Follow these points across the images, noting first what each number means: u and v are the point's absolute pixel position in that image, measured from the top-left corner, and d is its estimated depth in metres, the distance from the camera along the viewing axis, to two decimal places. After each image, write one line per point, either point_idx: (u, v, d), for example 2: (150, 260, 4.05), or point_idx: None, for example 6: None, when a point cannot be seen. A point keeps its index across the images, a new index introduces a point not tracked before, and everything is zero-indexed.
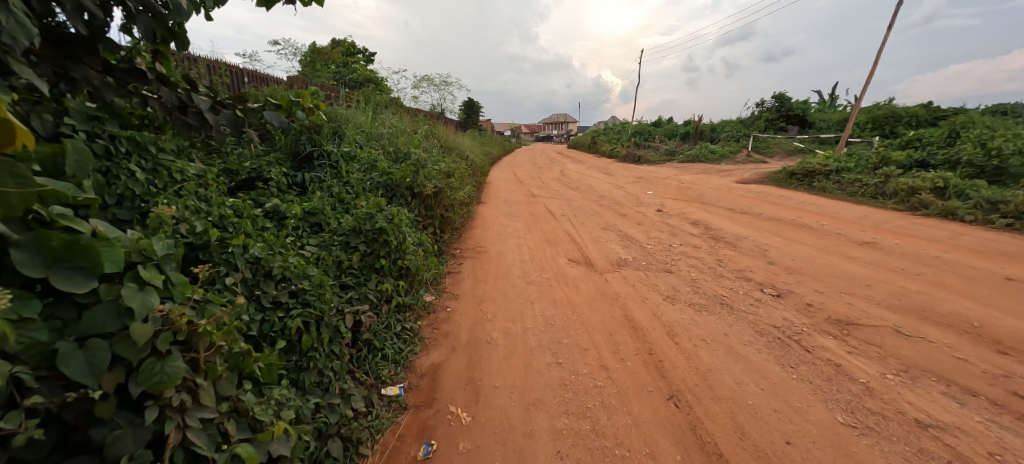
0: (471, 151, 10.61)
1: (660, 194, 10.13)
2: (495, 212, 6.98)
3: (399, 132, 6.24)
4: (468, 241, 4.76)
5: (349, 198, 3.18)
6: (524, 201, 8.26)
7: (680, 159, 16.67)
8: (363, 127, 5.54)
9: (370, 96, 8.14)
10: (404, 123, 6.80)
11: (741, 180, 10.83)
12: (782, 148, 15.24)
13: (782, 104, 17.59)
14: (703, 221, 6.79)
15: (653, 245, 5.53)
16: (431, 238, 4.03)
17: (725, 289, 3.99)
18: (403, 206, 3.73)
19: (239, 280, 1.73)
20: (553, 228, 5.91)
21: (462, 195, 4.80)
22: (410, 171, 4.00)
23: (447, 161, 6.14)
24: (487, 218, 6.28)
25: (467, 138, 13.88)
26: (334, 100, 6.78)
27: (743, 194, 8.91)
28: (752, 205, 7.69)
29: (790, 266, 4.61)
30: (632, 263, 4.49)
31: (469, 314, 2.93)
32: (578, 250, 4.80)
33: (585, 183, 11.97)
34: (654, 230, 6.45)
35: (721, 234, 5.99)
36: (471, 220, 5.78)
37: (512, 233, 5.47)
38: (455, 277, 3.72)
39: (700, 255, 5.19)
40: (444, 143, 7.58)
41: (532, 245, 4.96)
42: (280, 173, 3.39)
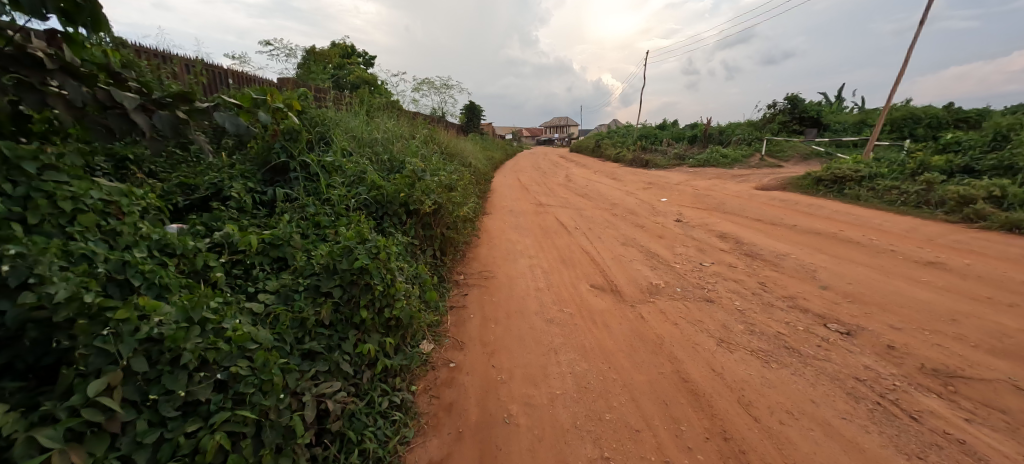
0: (473, 157, 9.97)
1: (676, 201, 9.47)
2: (501, 225, 6.34)
3: (394, 137, 5.61)
4: (473, 264, 4.11)
5: (327, 222, 2.54)
6: (532, 211, 7.61)
7: (690, 163, 16.02)
8: (354, 132, 4.93)
9: (364, 99, 7.50)
10: (400, 128, 6.17)
11: (761, 186, 10.17)
12: (797, 152, 14.62)
13: (795, 106, 16.96)
14: (732, 234, 6.12)
15: (682, 264, 4.87)
16: (430, 264, 3.38)
17: (781, 324, 3.33)
18: (395, 227, 3.10)
19: (118, 383, 1.09)
20: (567, 244, 5.25)
21: (466, 210, 4.16)
22: (405, 184, 3.35)
23: (448, 170, 5.51)
24: (492, 233, 5.62)
25: (468, 142, 13.23)
26: (324, 103, 6.15)
27: (767, 202, 8.25)
28: (782, 215, 7.04)
29: (849, 292, 3.95)
30: (665, 289, 3.83)
31: (479, 373, 2.28)
32: (600, 271, 4.14)
33: (594, 190, 11.33)
34: (679, 245, 5.78)
35: (757, 250, 5.32)
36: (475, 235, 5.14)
37: (523, 251, 4.81)
38: (459, 313, 3.07)
39: (739, 277, 4.53)
40: (444, 149, 6.94)
41: (546, 266, 4.31)
42: (242, 189, 2.77)
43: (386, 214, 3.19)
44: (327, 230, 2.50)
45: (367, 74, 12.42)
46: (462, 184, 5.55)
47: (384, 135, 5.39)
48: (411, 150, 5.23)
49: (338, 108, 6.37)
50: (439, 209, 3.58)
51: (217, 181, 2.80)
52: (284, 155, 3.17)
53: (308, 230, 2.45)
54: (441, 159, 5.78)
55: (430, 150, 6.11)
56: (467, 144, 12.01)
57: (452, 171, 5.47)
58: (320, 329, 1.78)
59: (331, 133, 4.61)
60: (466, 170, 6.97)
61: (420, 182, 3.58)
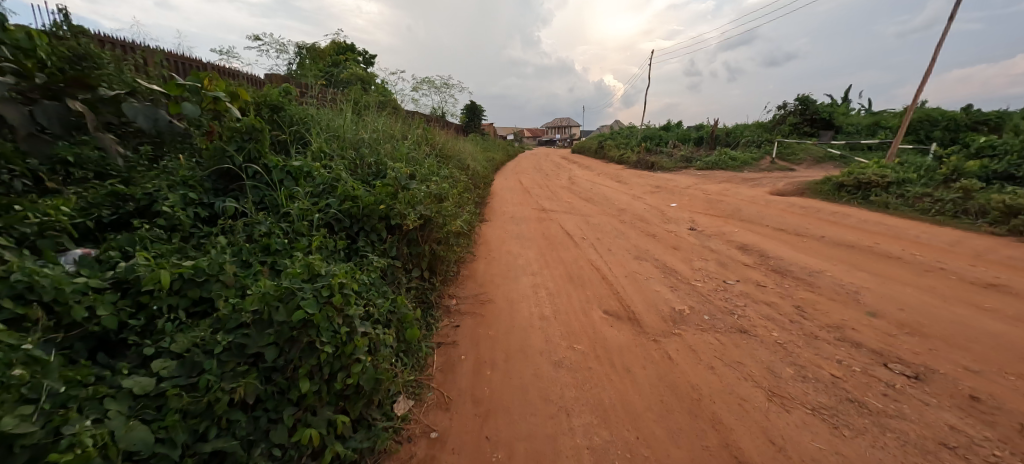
0: (472, 158, 9.44)
1: (687, 207, 8.91)
2: (500, 234, 5.82)
3: (382, 137, 5.08)
4: (467, 284, 3.58)
5: (281, 246, 2.04)
6: (534, 218, 7.07)
7: (697, 165, 15.46)
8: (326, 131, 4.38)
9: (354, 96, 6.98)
10: (389, 127, 5.63)
11: (776, 191, 9.60)
12: (810, 155, 14.06)
13: (806, 107, 16.40)
14: (754, 246, 5.58)
15: (704, 282, 4.33)
16: (416, 288, 2.85)
17: (834, 365, 2.79)
18: (370, 248, 2.58)
19: None
20: (573, 257, 4.70)
21: (460, 222, 3.63)
22: (385, 192, 2.82)
23: (442, 176, 4.99)
24: (491, 244, 5.08)
25: (467, 143, 12.68)
26: (306, 100, 5.62)
27: (786, 209, 7.70)
28: (806, 224, 6.49)
29: (904, 321, 3.40)
30: (691, 316, 3.30)
31: (469, 449, 1.76)
32: (614, 293, 3.60)
33: (599, 194, 10.80)
34: (697, 258, 5.23)
35: (785, 266, 4.77)
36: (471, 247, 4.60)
37: (524, 266, 4.27)
38: (448, 351, 2.55)
39: (771, 299, 3.99)
40: (440, 151, 6.41)
41: (552, 285, 3.77)
42: (181, 200, 2.26)
43: (361, 230, 2.68)
44: (280, 255, 1.99)
45: (362, 71, 11.90)
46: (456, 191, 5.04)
47: (359, 132, 4.81)
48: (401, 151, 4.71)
49: (325, 105, 5.86)
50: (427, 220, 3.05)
51: (154, 190, 2.27)
52: (241, 158, 2.65)
53: (253, 256, 1.95)
54: (436, 164, 5.27)
55: (423, 151, 5.58)
56: (466, 145, 11.47)
57: (445, 177, 4.96)
58: (238, 413, 1.29)
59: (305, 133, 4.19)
60: (463, 173, 6.42)
61: (405, 190, 3.06)
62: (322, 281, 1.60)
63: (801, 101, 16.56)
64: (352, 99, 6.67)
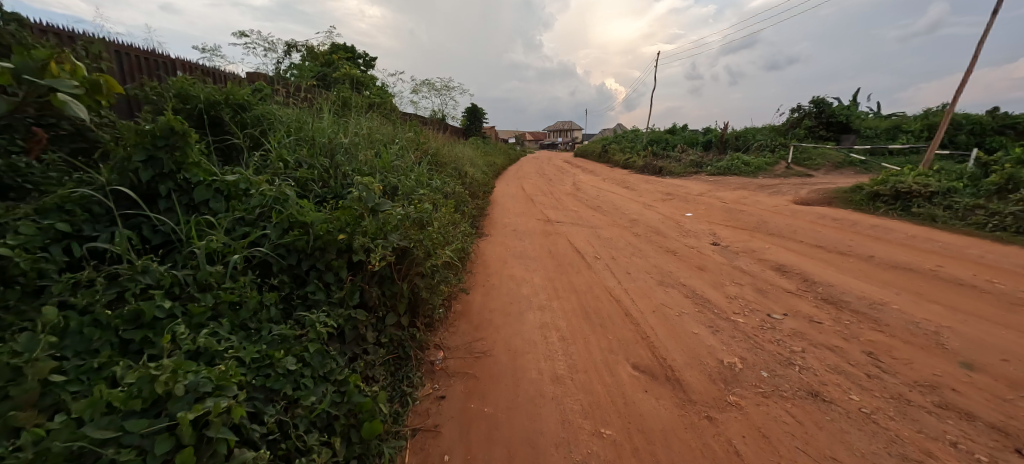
0: (470, 164, 8.73)
1: (704, 218, 8.16)
2: (500, 251, 5.10)
3: (362, 141, 4.38)
4: (460, 328, 2.86)
5: (163, 313, 1.35)
6: (539, 231, 6.35)
7: (708, 171, 14.71)
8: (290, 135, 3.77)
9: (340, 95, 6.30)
10: (372, 128, 4.94)
11: (800, 200, 8.85)
12: (828, 160, 13.32)
13: (822, 110, 15.65)
14: (793, 267, 4.84)
15: (745, 317, 3.59)
16: (388, 344, 2.17)
17: (953, 453, 2.06)
18: (319, 297, 1.89)
19: None
20: (587, 283, 3.98)
21: (451, 250, 2.92)
22: (347, 211, 2.12)
23: (431, 189, 4.29)
24: (489, 265, 4.36)
25: (466, 147, 11.95)
26: (280, 97, 4.91)
27: (817, 220, 6.95)
28: (846, 239, 5.75)
29: (1015, 378, 2.67)
30: (745, 373, 2.56)
31: None
32: (641, 337, 2.89)
33: (607, 202, 10.08)
34: (730, 283, 4.48)
35: (838, 295, 4.02)
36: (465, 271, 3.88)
37: (528, 297, 3.55)
38: (426, 444, 1.86)
39: (832, 340, 3.24)
40: (433, 157, 5.71)
41: (564, 325, 3.06)
42: (41, 236, 1.57)
43: (313, 268, 2.00)
44: (156, 331, 1.32)
45: (356, 72, 11.23)
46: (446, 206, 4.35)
47: (332, 134, 4.16)
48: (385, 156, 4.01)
49: (304, 106, 5.20)
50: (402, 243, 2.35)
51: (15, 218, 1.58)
52: (151, 173, 1.97)
53: (114, 332, 1.27)
54: (426, 173, 4.59)
55: (413, 157, 4.89)
56: (464, 148, 10.74)
57: (437, 189, 4.27)
58: None
59: (263, 135, 3.65)
60: (458, 182, 5.69)
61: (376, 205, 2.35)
62: (160, 422, 1.07)
63: (816, 103, 15.84)
64: (338, 100, 6.02)
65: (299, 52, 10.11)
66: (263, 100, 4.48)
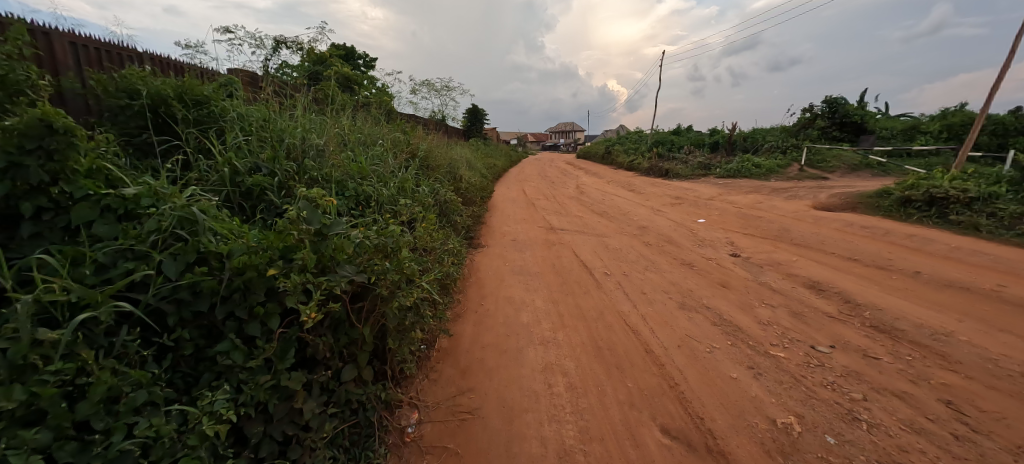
0: (468, 167, 8.20)
1: (718, 224, 7.59)
2: (497, 264, 4.55)
3: (338, 142, 3.83)
4: (443, 373, 2.33)
5: None
6: (541, 241, 5.80)
7: (717, 174, 14.11)
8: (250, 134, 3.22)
9: (325, 91, 5.78)
10: (353, 127, 4.39)
11: (820, 205, 8.26)
12: (844, 162, 12.71)
13: (835, 109, 15.04)
14: (830, 285, 4.28)
15: (786, 351, 3.03)
16: (339, 411, 1.65)
17: None
18: (233, 361, 1.36)
19: None
20: (597, 306, 3.42)
21: (432, 278, 2.37)
22: (282, 235, 1.56)
23: (416, 197, 3.73)
24: (484, 284, 3.82)
25: (464, 148, 11.40)
26: (252, 91, 4.39)
27: (844, 228, 6.36)
28: (881, 251, 5.19)
29: None
30: (806, 439, 2.00)
31: None
32: (668, 384, 2.34)
33: (613, 207, 9.53)
34: (759, 305, 3.92)
35: (890, 322, 3.46)
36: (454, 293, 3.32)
37: (528, 326, 3.00)
38: None
39: (897, 383, 2.68)
40: (424, 159, 5.16)
41: (572, 366, 2.51)
42: None
43: (232, 316, 1.47)
44: None
45: (349, 70, 10.71)
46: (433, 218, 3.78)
47: (302, 133, 3.61)
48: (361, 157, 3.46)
49: (280, 102, 4.66)
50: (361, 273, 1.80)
51: None
52: (10, 185, 1.42)
53: None
54: (412, 179, 4.03)
55: (398, 159, 4.33)
56: (462, 150, 10.19)
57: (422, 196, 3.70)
58: None
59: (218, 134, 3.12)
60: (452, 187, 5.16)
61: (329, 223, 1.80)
62: None
63: (828, 102, 15.23)
64: (322, 96, 5.49)
65: (287, 48, 9.57)
66: (228, 96, 3.95)
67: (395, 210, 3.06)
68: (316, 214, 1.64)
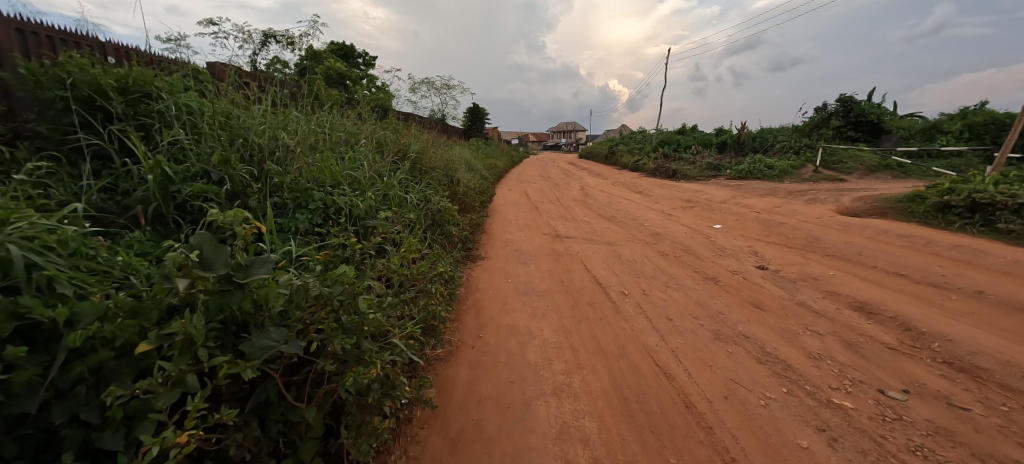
0: (467, 170, 7.66)
1: (736, 231, 7.02)
2: (499, 280, 3.99)
3: (312, 143, 3.29)
4: (427, 446, 1.79)
5: None
6: (546, 251, 5.25)
7: (727, 175, 13.53)
8: (197, 133, 2.67)
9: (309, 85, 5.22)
10: (332, 125, 3.84)
11: (845, 210, 7.68)
12: (861, 164, 12.13)
13: (849, 108, 14.41)
14: (881, 307, 3.73)
15: (852, 398, 2.48)
16: None
17: None
18: None
19: None
20: (617, 338, 2.87)
21: (409, 328, 1.84)
22: (165, 286, 1.05)
23: (402, 207, 3.18)
24: (483, 307, 3.28)
25: (463, 149, 10.80)
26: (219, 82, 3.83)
27: (878, 237, 5.80)
28: (929, 264, 4.64)
29: None
30: None
31: None
32: (722, 459, 1.80)
33: (621, 211, 8.97)
34: (805, 332, 3.36)
35: (966, 358, 2.91)
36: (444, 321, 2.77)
37: (535, 368, 2.45)
38: None
39: (1005, 448, 2.13)
40: (416, 160, 4.61)
41: (593, 429, 1.96)
42: None
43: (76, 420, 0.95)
44: None
45: (342, 66, 10.15)
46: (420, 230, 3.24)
47: (266, 132, 3.07)
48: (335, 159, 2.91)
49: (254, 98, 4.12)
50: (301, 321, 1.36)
51: None
52: None
53: None
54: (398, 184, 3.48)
55: (383, 161, 3.77)
56: (462, 151, 9.66)
57: (407, 205, 3.15)
58: None
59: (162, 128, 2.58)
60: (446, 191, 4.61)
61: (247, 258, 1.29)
62: None
63: (842, 102, 14.60)
64: (305, 91, 4.93)
65: (276, 43, 9.01)
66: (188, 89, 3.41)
67: (372, 226, 2.53)
68: (222, 251, 1.09)
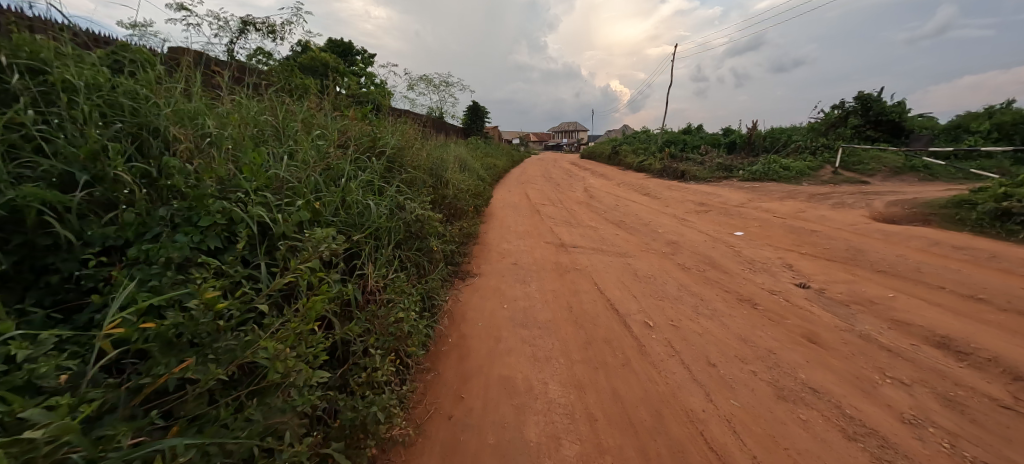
0: (461, 171, 6.94)
1: (762, 239, 6.26)
2: (491, 305, 3.24)
3: (247, 131, 2.54)
4: None
5: None
6: (550, 264, 4.49)
7: (740, 176, 12.75)
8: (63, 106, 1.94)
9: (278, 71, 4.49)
10: (283, 111, 3.08)
11: (880, 216, 6.92)
12: (884, 165, 11.37)
13: (869, 106, 13.60)
14: (971, 345, 2.98)
15: None
16: None
17: None
18: None
19: None
20: (647, 399, 2.12)
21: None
22: None
23: (360, 215, 2.43)
24: (468, 347, 2.53)
25: (460, 148, 10.04)
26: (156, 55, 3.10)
27: (931, 250, 5.05)
28: (1007, 284, 3.89)
29: None
30: None
31: None
32: None
33: (630, 215, 8.22)
34: (885, 382, 2.62)
35: None
36: (406, 375, 2.04)
37: (537, 456, 1.71)
38: None
39: None
40: (395, 153, 3.83)
41: None
42: None
43: None
44: None
45: (330, 57, 9.39)
46: (382, 247, 2.50)
47: (178, 118, 2.33)
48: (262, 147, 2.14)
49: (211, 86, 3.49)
50: (119, 402, 1.13)
51: None
52: None
53: None
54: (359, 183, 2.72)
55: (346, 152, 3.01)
56: (457, 149, 8.89)
57: (365, 211, 2.38)
58: None
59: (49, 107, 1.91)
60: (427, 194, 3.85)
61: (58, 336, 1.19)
62: None
63: (861, 99, 13.80)
64: (271, 78, 4.21)
65: (255, 31, 8.25)
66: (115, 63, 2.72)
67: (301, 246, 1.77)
68: None
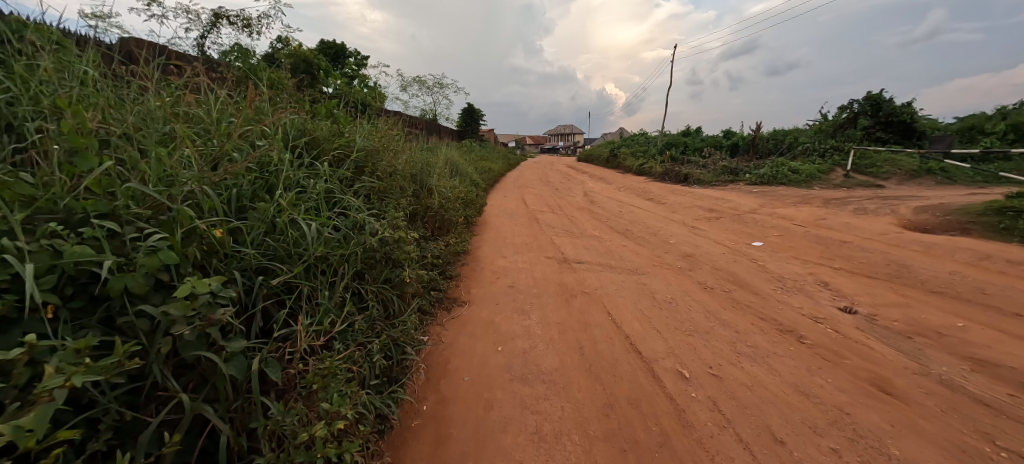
0: (453, 177, 6.30)
1: (785, 250, 5.64)
2: (482, 345, 2.60)
3: (144, 131, 1.92)
4: None
5: None
6: (552, 285, 3.84)
7: (747, 180, 12.19)
8: None
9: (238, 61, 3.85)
10: (217, 105, 2.45)
11: (910, 223, 6.34)
12: (899, 168, 10.84)
13: (879, 107, 13.06)
14: None
15: None
16: None
17: None
18: None
19: None
20: None
21: None
22: None
23: (293, 242, 1.78)
24: (450, 422, 1.88)
25: (453, 151, 9.39)
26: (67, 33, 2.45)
27: (984, 264, 4.45)
28: None
29: None
30: None
31: None
32: None
33: (636, 223, 7.58)
34: (1003, 457, 1.97)
35: None
36: None
37: None
38: None
39: None
40: (365, 155, 3.17)
41: None
42: None
43: None
44: None
45: (312, 54, 8.72)
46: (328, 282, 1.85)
47: (40, 111, 1.73)
48: (135, 152, 1.51)
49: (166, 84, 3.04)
50: None
51: None
52: None
53: None
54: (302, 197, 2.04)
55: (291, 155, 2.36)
56: (449, 152, 8.23)
57: (298, 236, 1.71)
58: None
59: None
60: (401, 205, 3.20)
61: None
62: None
63: (870, 99, 13.28)
64: (227, 69, 3.57)
65: (228, 24, 7.57)
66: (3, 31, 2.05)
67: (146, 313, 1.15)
68: None
